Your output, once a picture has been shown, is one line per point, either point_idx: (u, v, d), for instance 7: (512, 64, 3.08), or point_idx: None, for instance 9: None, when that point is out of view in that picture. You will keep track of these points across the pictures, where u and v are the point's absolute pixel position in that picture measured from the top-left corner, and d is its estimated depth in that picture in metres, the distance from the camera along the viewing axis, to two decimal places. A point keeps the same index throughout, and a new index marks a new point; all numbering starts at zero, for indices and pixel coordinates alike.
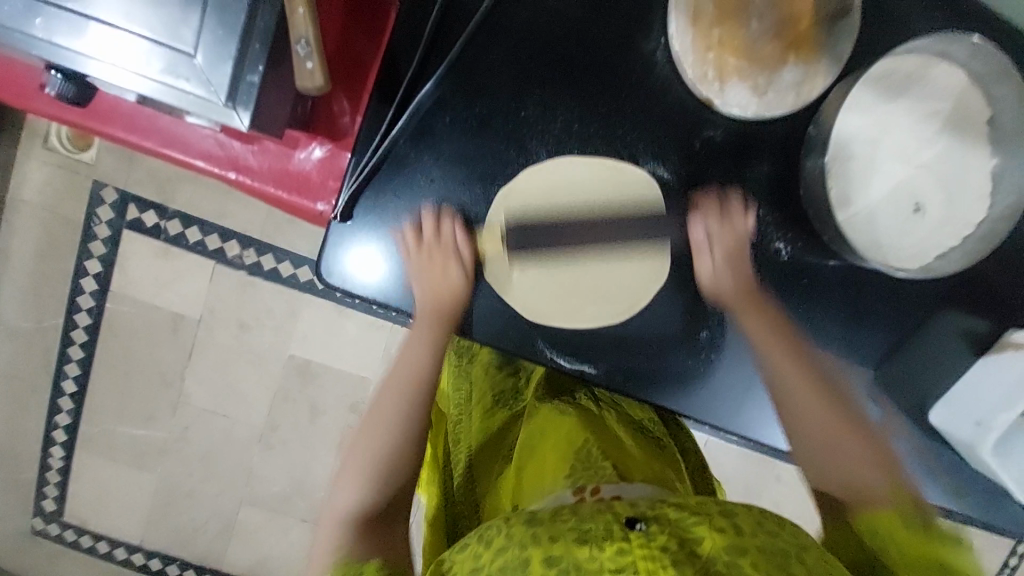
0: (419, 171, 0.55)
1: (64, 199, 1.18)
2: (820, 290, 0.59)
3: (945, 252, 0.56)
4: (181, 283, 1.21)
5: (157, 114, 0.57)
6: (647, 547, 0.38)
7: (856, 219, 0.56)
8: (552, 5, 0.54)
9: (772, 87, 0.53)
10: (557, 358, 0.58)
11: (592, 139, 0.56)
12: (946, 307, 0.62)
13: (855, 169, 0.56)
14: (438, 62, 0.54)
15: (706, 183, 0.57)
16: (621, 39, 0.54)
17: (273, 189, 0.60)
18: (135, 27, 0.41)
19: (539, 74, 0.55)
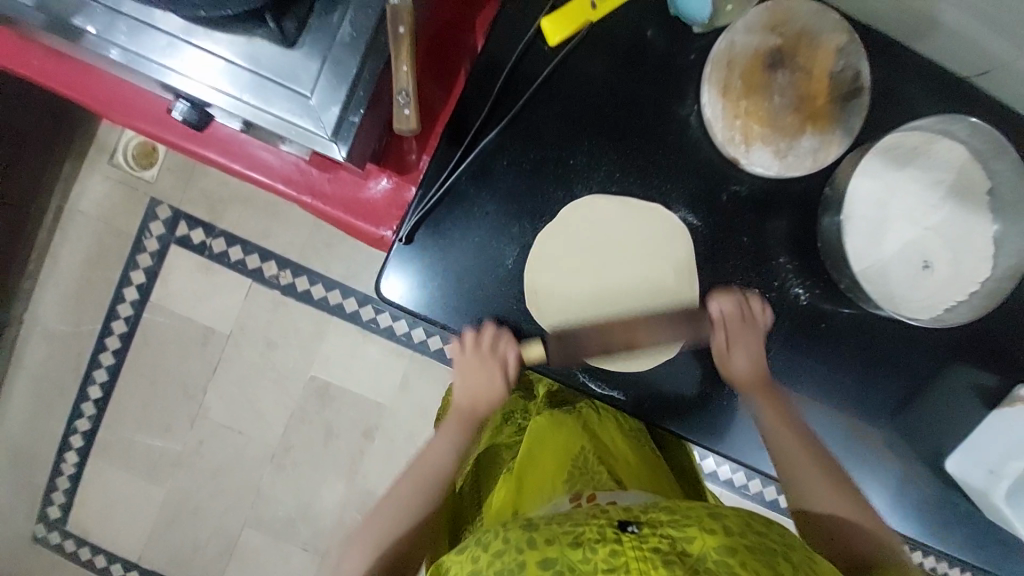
0: (475, 205, 0.62)
1: (119, 213, 1.27)
2: (836, 335, 0.64)
3: (952, 306, 0.62)
4: (217, 298, 1.28)
5: (250, 141, 0.66)
6: (638, 549, 0.40)
7: (868, 272, 0.62)
8: (602, 72, 0.63)
9: (792, 152, 0.60)
10: (589, 383, 0.63)
11: (630, 185, 0.63)
12: (959, 361, 0.66)
13: (867, 228, 0.62)
14: (499, 114, 0.62)
15: (728, 225, 0.63)
16: (660, 103, 0.62)
17: (340, 212, 0.67)
18: (262, 70, 0.50)
19: (586, 128, 0.63)
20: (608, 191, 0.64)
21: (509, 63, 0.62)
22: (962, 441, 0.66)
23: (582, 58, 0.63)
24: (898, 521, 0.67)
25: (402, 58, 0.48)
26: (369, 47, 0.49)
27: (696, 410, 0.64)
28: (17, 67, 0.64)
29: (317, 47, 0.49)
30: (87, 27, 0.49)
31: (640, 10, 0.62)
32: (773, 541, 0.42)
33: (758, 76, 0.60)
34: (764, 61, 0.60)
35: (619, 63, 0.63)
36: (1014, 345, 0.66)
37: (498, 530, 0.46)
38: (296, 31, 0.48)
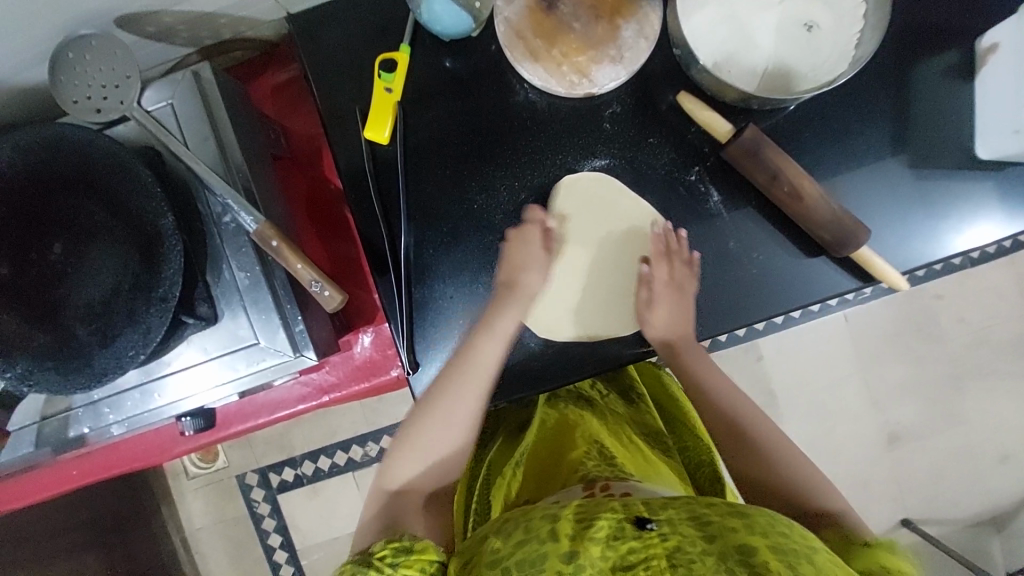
0: (440, 298, 0.65)
1: (224, 508, 1.36)
2: (790, 140, 0.64)
3: (860, 38, 0.60)
4: (340, 507, 1.35)
5: (253, 395, 0.71)
6: (661, 544, 0.49)
7: (768, 76, 0.61)
8: (437, 119, 0.64)
9: (626, 50, 0.61)
10: (635, 350, 0.67)
11: (533, 180, 0.65)
12: (909, 66, 0.64)
13: (736, 45, 0.61)
14: (397, 220, 0.65)
15: (632, 141, 0.64)
16: (498, 104, 0.64)
17: (357, 385, 0.72)
18: (215, 353, 0.55)
19: (465, 173, 0.64)
20: (522, 199, 0.65)
21: (369, 181, 0.64)
22: (973, 127, 0.64)
23: (417, 128, 0.64)
24: (977, 232, 0.65)
25: (293, 259, 0.53)
26: (265, 271, 0.54)
27: (741, 293, 0.64)
28: (68, 483, 0.72)
29: (233, 306, 0.54)
30: (82, 431, 0.58)
31: (425, 51, 0.64)
32: (796, 543, 0.48)
33: (548, 21, 0.62)
34: (543, 7, 0.62)
35: (444, 104, 0.64)
36: (934, 17, 0.64)
37: (520, 525, 0.54)
38: (210, 308, 0.53)
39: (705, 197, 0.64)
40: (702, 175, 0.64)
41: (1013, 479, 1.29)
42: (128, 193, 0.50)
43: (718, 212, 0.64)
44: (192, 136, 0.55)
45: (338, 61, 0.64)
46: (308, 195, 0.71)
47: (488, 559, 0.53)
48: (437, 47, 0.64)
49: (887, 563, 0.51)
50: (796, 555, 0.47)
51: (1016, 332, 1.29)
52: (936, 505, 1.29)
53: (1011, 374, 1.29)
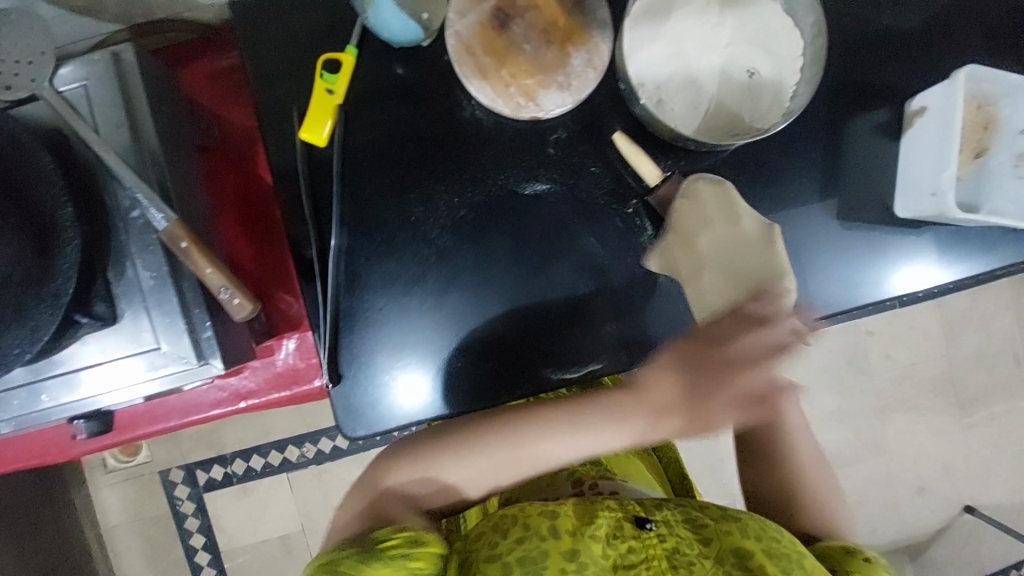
0: (369, 310, 0.63)
1: (144, 505, 1.29)
2: (725, 181, 0.66)
3: (795, 90, 0.63)
4: (270, 509, 1.30)
5: (163, 397, 0.67)
6: (658, 545, 0.58)
7: (707, 117, 0.63)
8: (380, 124, 0.63)
9: (573, 78, 0.62)
10: (567, 373, 0.65)
11: (474, 198, 0.64)
12: (842, 121, 0.67)
13: (680, 84, 0.62)
14: (328, 225, 0.62)
15: (576, 167, 0.64)
16: (444, 116, 0.63)
17: (277, 393, 0.69)
18: (112, 355, 0.52)
19: (404, 186, 0.63)
20: (462, 217, 0.64)
21: (301, 185, 0.62)
22: (896, 184, 0.67)
23: (358, 133, 0.62)
24: (896, 284, 0.68)
25: (203, 262, 0.50)
26: (172, 272, 0.51)
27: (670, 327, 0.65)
28: None
29: (135, 306, 0.51)
30: None
31: (371, 56, 0.62)
32: (788, 548, 0.57)
33: (498, 41, 0.61)
34: (494, 26, 0.61)
35: (388, 111, 0.63)
36: (867, 77, 0.67)
37: (516, 518, 0.60)
38: (108, 307, 0.50)
39: (641, 230, 0.64)
40: (640, 207, 0.64)
41: (925, 509, 1.37)
42: (24, 179, 0.46)
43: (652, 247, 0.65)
44: (105, 123, 0.51)
45: (279, 56, 0.61)
46: (239, 192, 0.68)
47: (487, 554, 0.58)
48: (384, 54, 0.62)
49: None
50: (787, 557, 0.56)
51: (937, 371, 1.38)
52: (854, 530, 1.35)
53: (930, 410, 1.38)
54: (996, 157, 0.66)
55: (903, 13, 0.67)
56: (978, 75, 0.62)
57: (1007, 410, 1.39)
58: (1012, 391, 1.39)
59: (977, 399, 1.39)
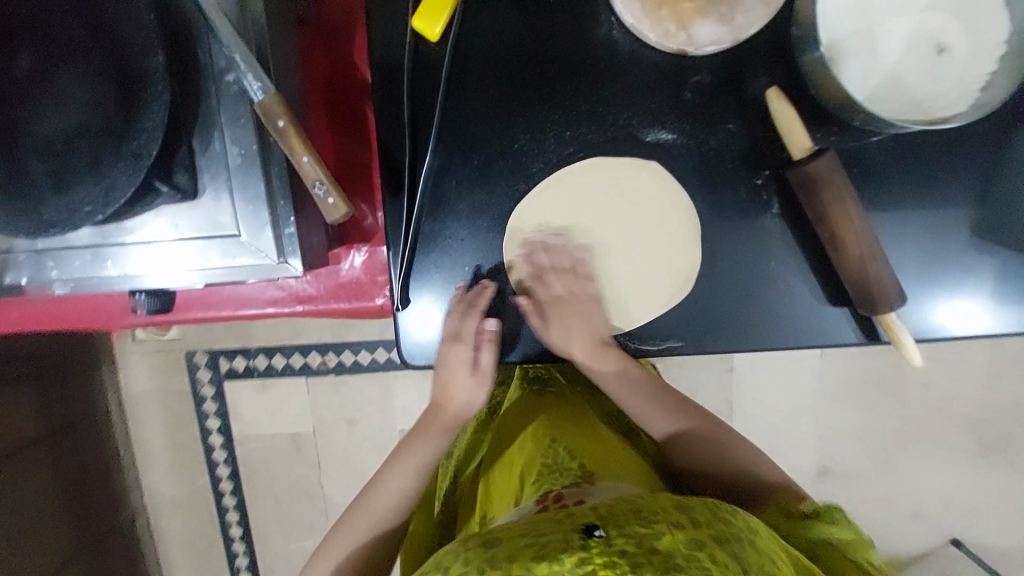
0: (449, 238, 0.58)
1: (167, 378, 1.32)
2: (870, 170, 0.58)
3: (990, 79, 0.53)
4: (287, 407, 1.33)
5: (221, 285, 0.64)
6: (607, 556, 0.41)
7: (877, 91, 0.54)
8: (502, 27, 0.55)
9: (738, 13, 0.53)
10: (644, 344, 0.61)
11: (589, 134, 0.57)
12: (1021, 125, 0.58)
13: (858, 44, 0.54)
14: (425, 136, 0.56)
15: (710, 119, 0.56)
16: (575, 32, 0.55)
17: (335, 304, 0.65)
18: (186, 233, 0.48)
19: (517, 104, 0.56)
20: (570, 153, 0.57)
21: (404, 84, 0.55)
22: None
23: (476, 36, 0.55)
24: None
25: (298, 150, 0.44)
26: (263, 154, 0.46)
27: (765, 316, 0.59)
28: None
29: (218, 185, 0.46)
30: (20, 279, 0.50)
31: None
32: (736, 532, 0.46)
33: None
34: None
35: (515, 14, 0.54)
36: None
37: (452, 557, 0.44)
38: (189, 179, 0.46)
39: (765, 206, 0.57)
40: (767, 179, 0.57)
41: (926, 539, 1.36)
42: (118, 16, 0.40)
43: (771, 228, 0.58)
44: None
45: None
46: (329, 79, 0.61)
47: None
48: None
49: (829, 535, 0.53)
50: (751, 559, 0.44)
51: (979, 410, 1.32)
52: None
53: (960, 447, 1.34)
54: None
55: None
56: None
57: None
58: None
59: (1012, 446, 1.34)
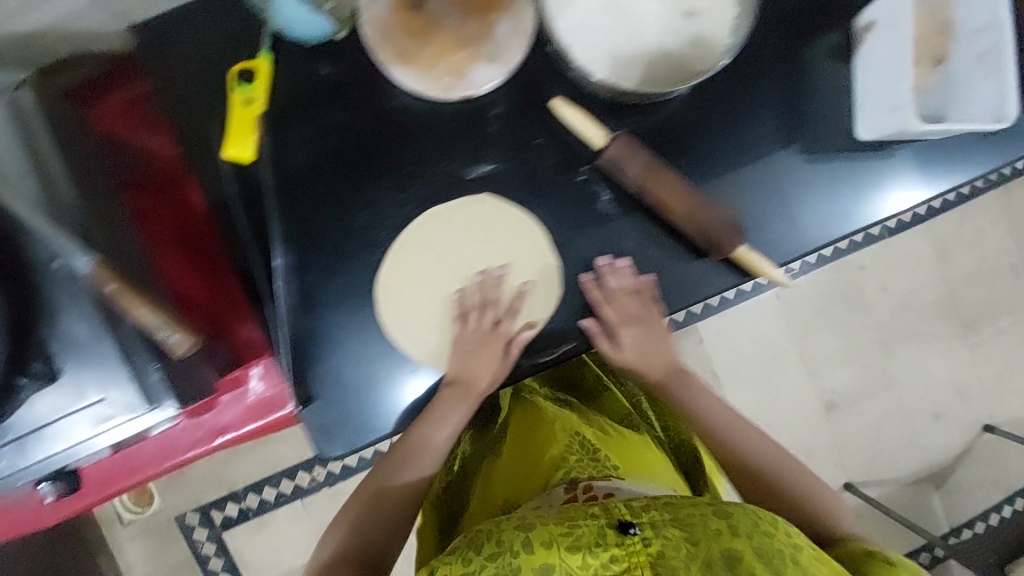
0: (326, 326, 0.60)
1: (164, 553, 1.27)
2: (677, 134, 0.63)
3: (733, 25, 0.59)
4: (291, 537, 1.29)
5: (136, 446, 0.64)
6: (643, 552, 0.48)
7: (647, 69, 0.59)
8: (307, 129, 0.60)
9: (502, 49, 0.59)
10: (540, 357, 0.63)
11: (420, 191, 0.61)
12: (788, 54, 0.65)
13: (615, 38, 0.59)
14: (273, 239, 0.60)
15: (520, 142, 0.61)
16: (374, 111, 0.60)
17: (250, 425, 0.67)
18: (58, 415, 0.49)
19: (346, 185, 0.60)
20: (410, 212, 0.61)
21: (239, 204, 0.60)
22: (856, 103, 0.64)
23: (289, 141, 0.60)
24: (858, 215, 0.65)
25: (137, 304, 0.49)
26: (105, 318, 0.48)
27: (641, 291, 0.62)
28: None
29: (72, 360, 0.48)
30: None
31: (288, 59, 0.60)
32: (781, 541, 0.49)
33: (416, 20, 0.58)
34: (410, 6, 0.58)
35: (316, 115, 0.60)
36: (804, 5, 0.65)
37: (490, 533, 0.52)
38: (45, 365, 0.48)
39: (599, 195, 0.62)
40: (588, 174, 0.62)
41: (948, 433, 1.35)
42: None
43: (612, 212, 0.62)
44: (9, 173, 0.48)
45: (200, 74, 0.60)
46: (179, 224, 0.65)
47: None
48: (302, 53, 0.60)
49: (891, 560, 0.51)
50: (781, 560, 0.47)
51: (937, 293, 1.35)
52: (876, 468, 1.33)
53: (936, 334, 1.35)
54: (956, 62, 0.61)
55: None
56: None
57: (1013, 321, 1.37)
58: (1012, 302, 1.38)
59: (981, 315, 1.36)
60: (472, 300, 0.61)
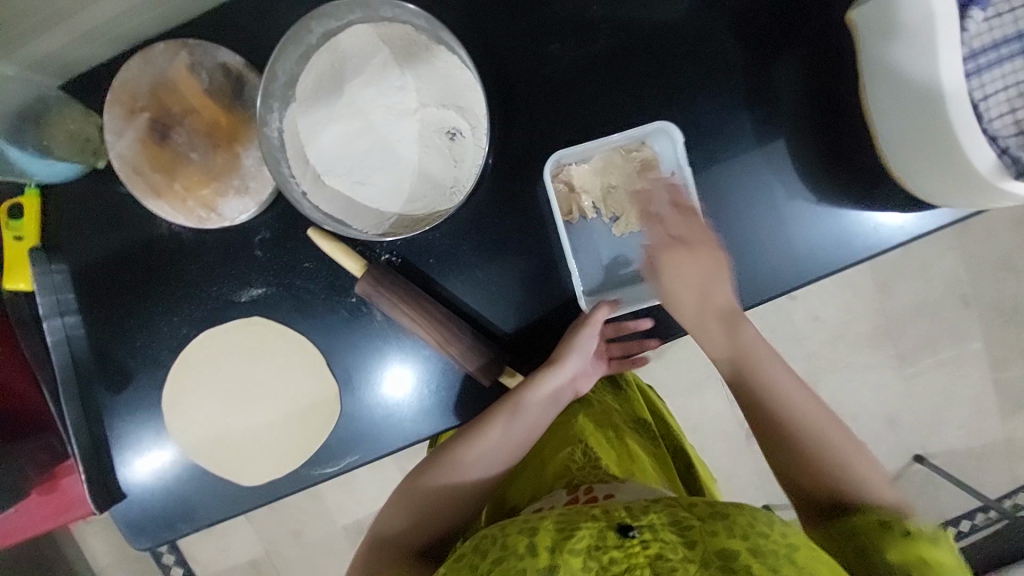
0: (119, 431, 0.69)
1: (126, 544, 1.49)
2: (507, 199, 0.63)
3: (464, 167, 0.61)
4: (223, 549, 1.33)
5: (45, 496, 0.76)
6: (643, 553, 0.46)
7: (454, 140, 0.60)
8: (119, 214, 0.64)
9: (249, 180, 0.60)
10: (374, 407, 0.67)
11: (255, 253, 0.63)
12: (627, 115, 0.62)
13: (368, 163, 0.60)
14: (54, 352, 0.65)
15: (352, 210, 0.61)
16: (154, 229, 0.64)
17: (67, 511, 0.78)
18: None
19: (132, 303, 0.66)
20: (248, 269, 0.64)
21: (31, 325, 0.66)
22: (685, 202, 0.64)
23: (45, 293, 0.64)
24: (772, 288, 0.65)
25: None
26: None
27: (460, 377, 0.66)
28: None
29: None
30: None
31: (56, 194, 0.64)
32: (776, 543, 0.47)
33: (162, 154, 0.60)
34: (155, 139, 0.60)
35: (106, 228, 0.65)
36: (617, 87, 0.62)
37: (498, 537, 0.51)
38: None
39: (428, 261, 0.64)
40: (392, 263, 0.63)
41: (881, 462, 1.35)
42: None
43: (441, 277, 0.64)
44: None
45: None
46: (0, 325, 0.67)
47: None
48: (70, 189, 0.64)
49: (930, 558, 0.50)
50: (775, 555, 0.46)
51: (872, 328, 1.34)
52: None
53: (869, 366, 1.35)
54: (728, 172, 0.64)
55: None
56: (578, 153, 0.61)
57: (956, 355, 1.35)
58: (958, 336, 1.34)
59: (920, 349, 1.34)
60: (309, 363, 0.67)
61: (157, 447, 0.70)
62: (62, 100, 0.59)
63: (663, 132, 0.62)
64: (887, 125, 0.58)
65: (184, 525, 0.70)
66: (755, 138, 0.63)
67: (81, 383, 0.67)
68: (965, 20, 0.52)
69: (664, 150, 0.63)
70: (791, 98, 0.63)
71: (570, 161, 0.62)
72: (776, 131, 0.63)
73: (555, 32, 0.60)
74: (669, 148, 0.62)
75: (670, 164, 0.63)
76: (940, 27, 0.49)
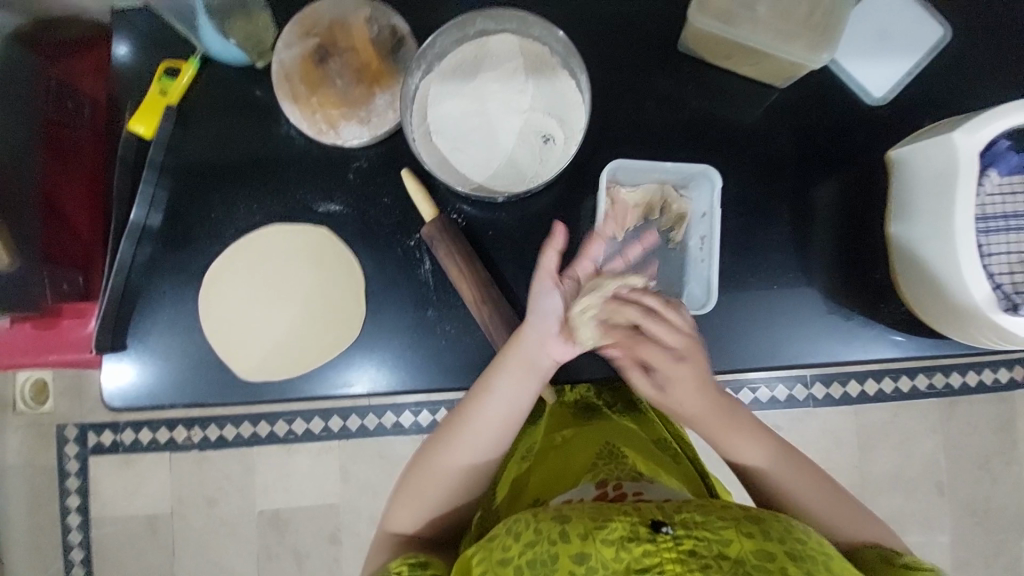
0: (152, 290, 0.73)
1: (37, 452, 1.40)
2: (572, 204, 0.73)
3: (549, 166, 0.71)
4: (148, 480, 1.40)
5: (44, 336, 0.78)
6: (674, 549, 0.47)
7: (546, 142, 0.71)
8: (248, 107, 0.74)
9: (373, 116, 0.71)
10: (390, 344, 0.72)
11: (349, 177, 0.72)
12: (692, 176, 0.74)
13: (472, 136, 0.71)
14: (138, 198, 0.72)
15: (439, 166, 0.71)
16: (272, 128, 0.73)
17: (50, 355, 0.79)
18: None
19: (221, 183, 0.73)
20: (335, 188, 0.72)
21: (125, 169, 0.73)
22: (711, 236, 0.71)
23: (158, 147, 0.72)
24: (771, 359, 0.73)
25: None
26: None
27: (478, 344, 0.71)
28: None
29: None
30: None
31: (207, 71, 0.74)
32: (812, 551, 0.50)
33: (313, 73, 0.71)
34: (313, 60, 0.72)
35: (232, 115, 0.74)
36: (690, 152, 0.74)
37: (530, 520, 0.54)
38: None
39: (486, 230, 0.72)
40: (457, 223, 0.71)
41: None
42: None
43: (493, 248, 0.72)
44: None
45: (158, 61, 0.75)
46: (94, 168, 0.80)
47: (499, 557, 0.53)
48: (223, 73, 0.74)
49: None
50: (810, 560, 0.49)
51: (847, 484, 1.35)
52: None
53: None
54: (760, 249, 0.74)
55: (754, 99, 0.74)
56: (626, 172, 0.71)
57: (922, 542, 1.34)
58: (928, 522, 1.35)
59: (891, 524, 1.34)
60: (349, 284, 0.73)
61: (174, 318, 0.73)
62: (258, 7, 0.71)
63: (704, 176, 0.71)
64: (902, 247, 0.69)
65: (175, 402, 0.72)
66: (791, 230, 0.74)
67: (141, 235, 0.72)
68: (983, 177, 0.63)
69: (702, 196, 0.73)
70: (829, 209, 0.74)
71: (620, 179, 0.72)
72: (808, 231, 0.74)
73: (653, 94, 0.74)
74: (706, 194, 0.72)
75: (704, 208, 0.72)
76: (960, 180, 0.61)
